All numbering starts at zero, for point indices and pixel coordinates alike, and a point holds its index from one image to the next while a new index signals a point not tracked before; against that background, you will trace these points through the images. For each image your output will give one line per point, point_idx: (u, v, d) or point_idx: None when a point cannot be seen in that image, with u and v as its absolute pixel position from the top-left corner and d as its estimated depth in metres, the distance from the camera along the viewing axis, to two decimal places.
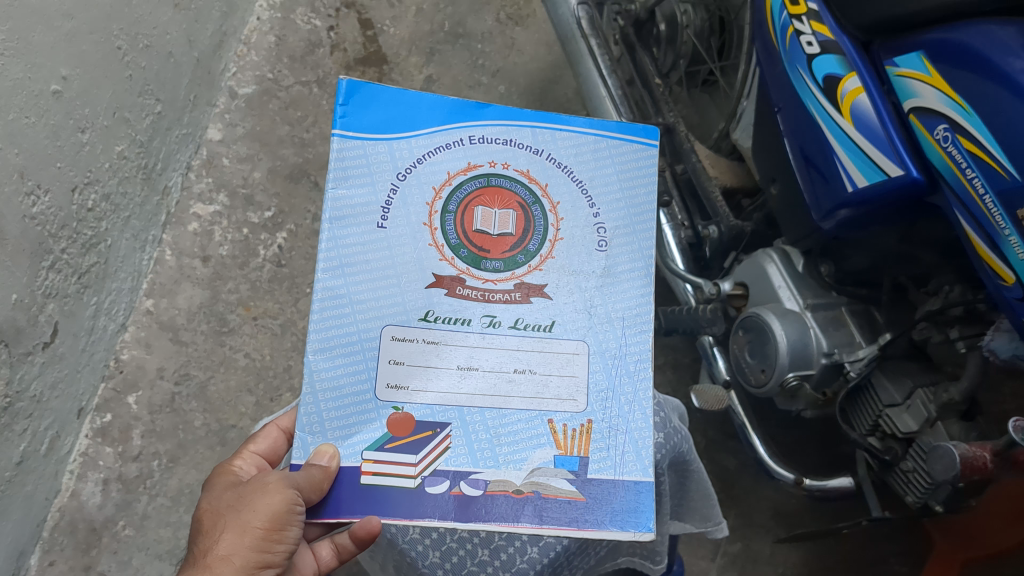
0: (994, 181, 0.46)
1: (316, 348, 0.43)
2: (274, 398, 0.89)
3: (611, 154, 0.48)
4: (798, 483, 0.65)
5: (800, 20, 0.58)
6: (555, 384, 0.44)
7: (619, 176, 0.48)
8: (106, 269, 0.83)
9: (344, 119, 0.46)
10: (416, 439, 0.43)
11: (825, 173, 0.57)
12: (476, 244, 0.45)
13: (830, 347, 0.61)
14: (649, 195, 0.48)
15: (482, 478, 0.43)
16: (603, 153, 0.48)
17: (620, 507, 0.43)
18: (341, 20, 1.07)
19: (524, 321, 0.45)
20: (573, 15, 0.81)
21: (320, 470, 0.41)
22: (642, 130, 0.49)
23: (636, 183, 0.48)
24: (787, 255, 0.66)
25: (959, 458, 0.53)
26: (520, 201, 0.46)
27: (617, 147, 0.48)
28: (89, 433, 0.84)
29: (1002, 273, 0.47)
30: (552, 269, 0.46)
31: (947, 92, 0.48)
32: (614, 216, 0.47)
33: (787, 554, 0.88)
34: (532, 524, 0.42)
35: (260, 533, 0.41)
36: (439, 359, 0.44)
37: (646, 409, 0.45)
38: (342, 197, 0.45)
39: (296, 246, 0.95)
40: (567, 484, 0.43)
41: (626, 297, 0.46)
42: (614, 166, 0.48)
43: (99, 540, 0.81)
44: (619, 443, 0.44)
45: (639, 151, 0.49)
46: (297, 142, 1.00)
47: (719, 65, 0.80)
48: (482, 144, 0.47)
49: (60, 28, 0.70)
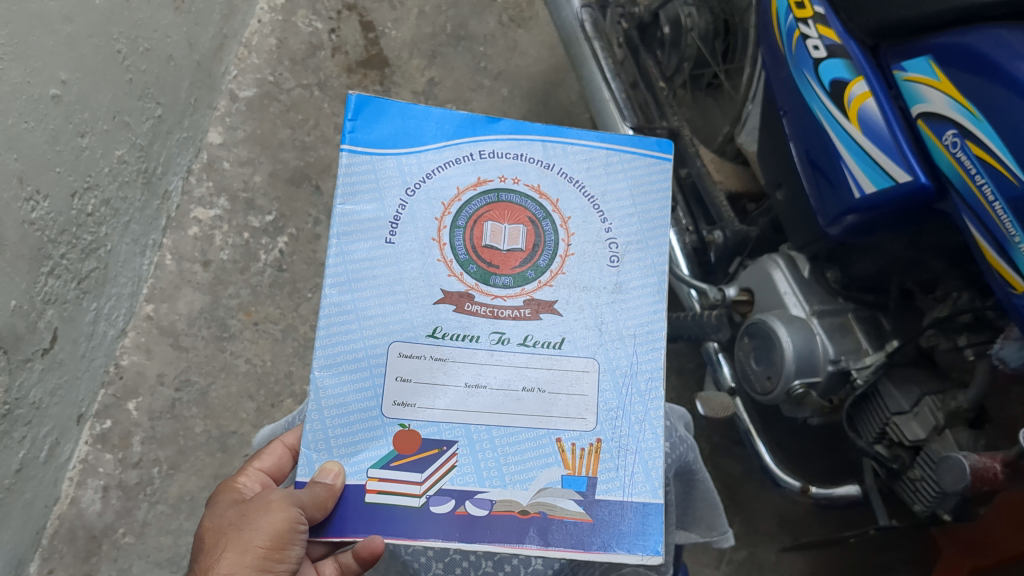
0: (1005, 190, 0.45)
1: (323, 363, 0.42)
2: (276, 404, 0.88)
3: (623, 168, 0.47)
4: (804, 491, 0.64)
5: (806, 24, 0.57)
6: (563, 401, 0.43)
7: (632, 191, 0.47)
8: (105, 274, 0.82)
9: (353, 134, 0.45)
10: (422, 456, 0.42)
11: (832, 178, 0.56)
12: (485, 259, 0.45)
13: (837, 354, 0.60)
14: (663, 209, 0.47)
15: (488, 497, 0.42)
16: (616, 167, 0.47)
17: (627, 530, 0.42)
18: (342, 23, 1.07)
19: (533, 338, 0.44)
20: (576, 18, 0.80)
21: (325, 488, 0.41)
22: (656, 143, 0.48)
23: (648, 198, 0.47)
24: (793, 260, 0.65)
25: (969, 469, 0.53)
26: (531, 215, 0.46)
27: (630, 161, 0.48)
28: (89, 440, 0.84)
29: (1011, 281, 0.47)
30: (563, 285, 0.45)
31: (957, 98, 0.47)
32: (626, 231, 0.46)
33: (792, 561, 0.87)
34: (538, 545, 0.42)
35: (261, 552, 0.41)
36: (446, 376, 0.43)
37: (657, 429, 0.44)
38: (350, 212, 0.44)
39: (296, 251, 0.95)
40: (574, 505, 0.42)
41: (639, 314, 0.45)
42: (626, 181, 0.47)
43: (99, 547, 0.81)
44: (628, 463, 0.43)
45: (652, 166, 0.48)
46: (298, 145, 0.99)
47: (724, 68, 0.79)
48: (492, 159, 0.46)
49: (60, 32, 0.69)
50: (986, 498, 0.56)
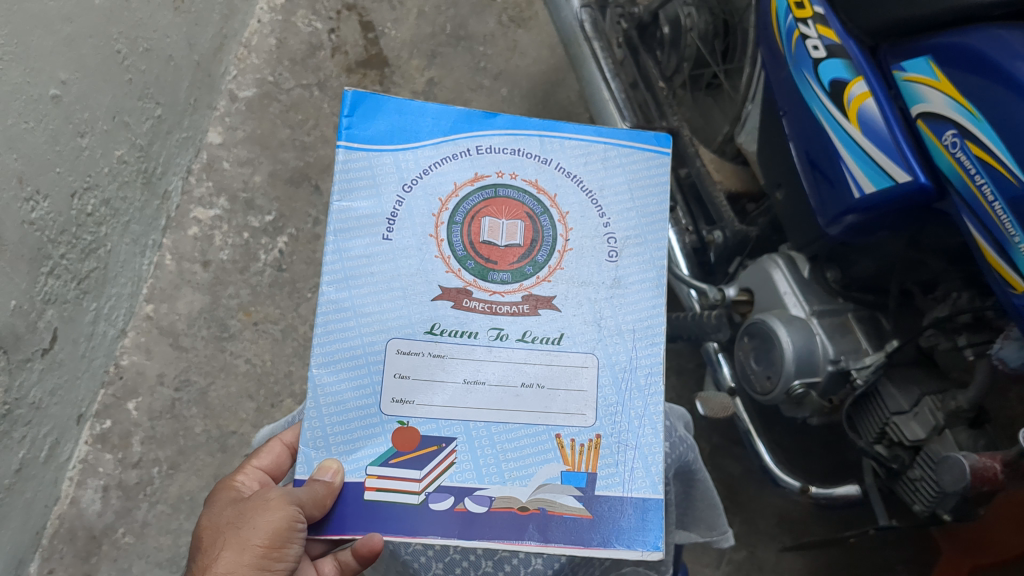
0: (1004, 188, 0.45)
1: (320, 361, 0.42)
2: (276, 404, 0.88)
3: (621, 162, 0.47)
4: (804, 491, 0.64)
5: (805, 24, 0.57)
6: (562, 397, 0.43)
7: (630, 185, 0.47)
8: (105, 274, 0.82)
9: (349, 131, 0.45)
10: (422, 454, 0.42)
11: (831, 176, 0.56)
12: (482, 255, 0.45)
13: (837, 354, 0.60)
14: (662, 204, 0.47)
15: (487, 494, 0.42)
16: (614, 161, 0.47)
17: (626, 526, 0.42)
18: (342, 23, 1.07)
19: (532, 334, 0.44)
20: (576, 18, 0.80)
21: (324, 486, 0.41)
22: (654, 137, 0.48)
23: (647, 192, 0.47)
24: (792, 260, 0.65)
25: (969, 469, 0.52)
26: (529, 211, 0.46)
27: (628, 155, 0.47)
28: (89, 440, 0.84)
29: (1011, 280, 0.46)
30: (561, 280, 0.45)
31: (956, 97, 0.47)
32: (625, 226, 0.46)
33: (793, 561, 0.87)
34: (537, 541, 0.42)
35: (260, 550, 0.42)
36: (445, 372, 0.43)
37: (657, 424, 0.44)
38: (347, 209, 0.44)
39: (296, 251, 0.95)
40: (574, 501, 0.42)
41: (638, 309, 0.45)
42: (624, 175, 0.47)
43: (99, 547, 0.81)
44: (628, 459, 0.43)
45: (651, 159, 0.48)
46: (298, 145, 0.99)
47: (724, 68, 0.80)
48: (490, 154, 0.46)
49: (60, 32, 0.69)
50: (986, 497, 0.56)
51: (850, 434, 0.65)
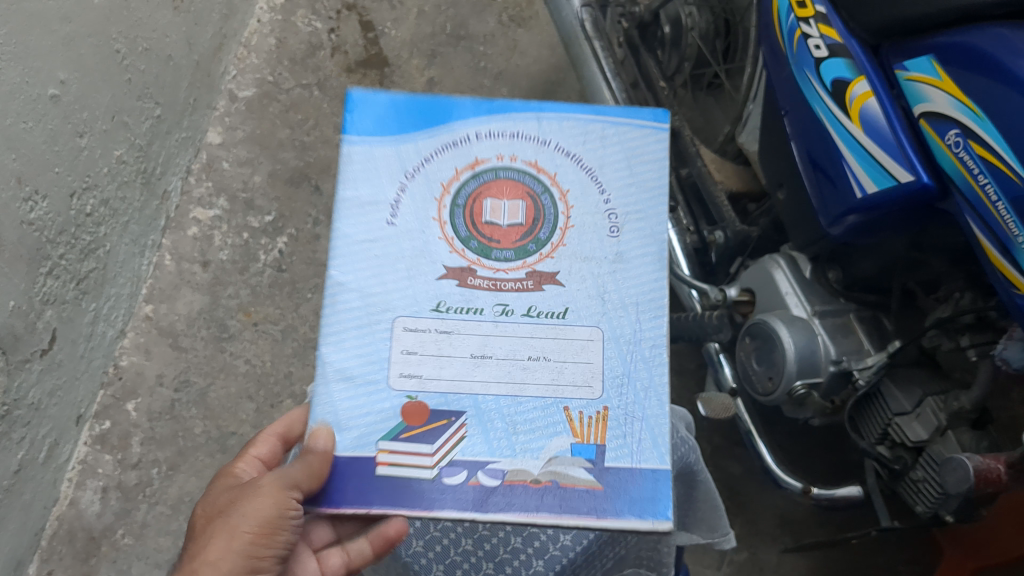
0: (1007, 187, 0.45)
1: (330, 343, 0.43)
2: (275, 405, 0.88)
3: (619, 139, 0.47)
4: (805, 492, 0.64)
5: (807, 23, 0.57)
6: (568, 369, 0.43)
7: (629, 160, 0.47)
8: (105, 274, 0.82)
9: (350, 125, 0.45)
10: (433, 427, 0.42)
11: (833, 177, 0.56)
12: (485, 235, 0.45)
13: (838, 355, 0.60)
14: (662, 177, 0.46)
15: (499, 467, 0.41)
16: (611, 138, 0.47)
17: (638, 496, 0.42)
18: (342, 22, 1.07)
19: (537, 309, 0.43)
20: (576, 17, 0.81)
21: (319, 456, 0.41)
22: (652, 114, 0.48)
23: (647, 165, 0.47)
24: (794, 260, 0.65)
25: (973, 470, 0.52)
26: (530, 191, 0.46)
27: (625, 131, 0.47)
28: (88, 440, 0.84)
29: (1015, 280, 0.46)
30: (564, 257, 0.45)
31: (959, 97, 0.47)
32: (626, 200, 0.46)
33: (794, 562, 0.87)
34: (551, 515, 0.41)
35: (250, 537, 0.41)
36: (452, 348, 0.43)
37: (663, 396, 0.43)
38: (350, 197, 0.44)
39: (296, 251, 0.94)
40: (585, 473, 0.42)
41: (641, 282, 0.44)
42: (622, 151, 0.47)
43: (98, 548, 0.80)
44: (636, 430, 0.42)
45: (649, 135, 0.47)
46: (298, 145, 0.99)
47: (725, 68, 0.79)
48: (489, 138, 0.46)
49: (58, 31, 0.69)
50: (989, 499, 0.56)
51: (851, 435, 0.65)
